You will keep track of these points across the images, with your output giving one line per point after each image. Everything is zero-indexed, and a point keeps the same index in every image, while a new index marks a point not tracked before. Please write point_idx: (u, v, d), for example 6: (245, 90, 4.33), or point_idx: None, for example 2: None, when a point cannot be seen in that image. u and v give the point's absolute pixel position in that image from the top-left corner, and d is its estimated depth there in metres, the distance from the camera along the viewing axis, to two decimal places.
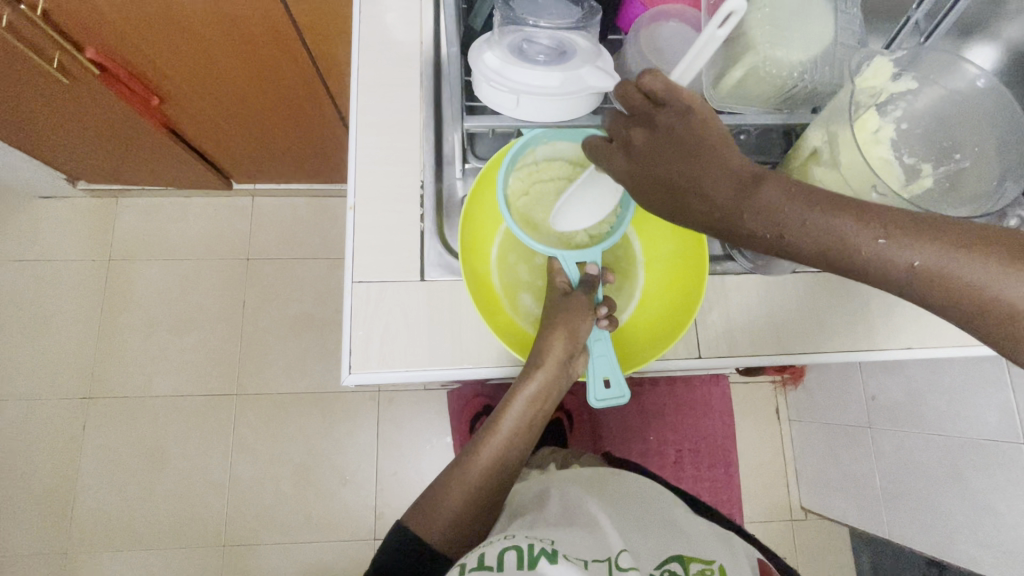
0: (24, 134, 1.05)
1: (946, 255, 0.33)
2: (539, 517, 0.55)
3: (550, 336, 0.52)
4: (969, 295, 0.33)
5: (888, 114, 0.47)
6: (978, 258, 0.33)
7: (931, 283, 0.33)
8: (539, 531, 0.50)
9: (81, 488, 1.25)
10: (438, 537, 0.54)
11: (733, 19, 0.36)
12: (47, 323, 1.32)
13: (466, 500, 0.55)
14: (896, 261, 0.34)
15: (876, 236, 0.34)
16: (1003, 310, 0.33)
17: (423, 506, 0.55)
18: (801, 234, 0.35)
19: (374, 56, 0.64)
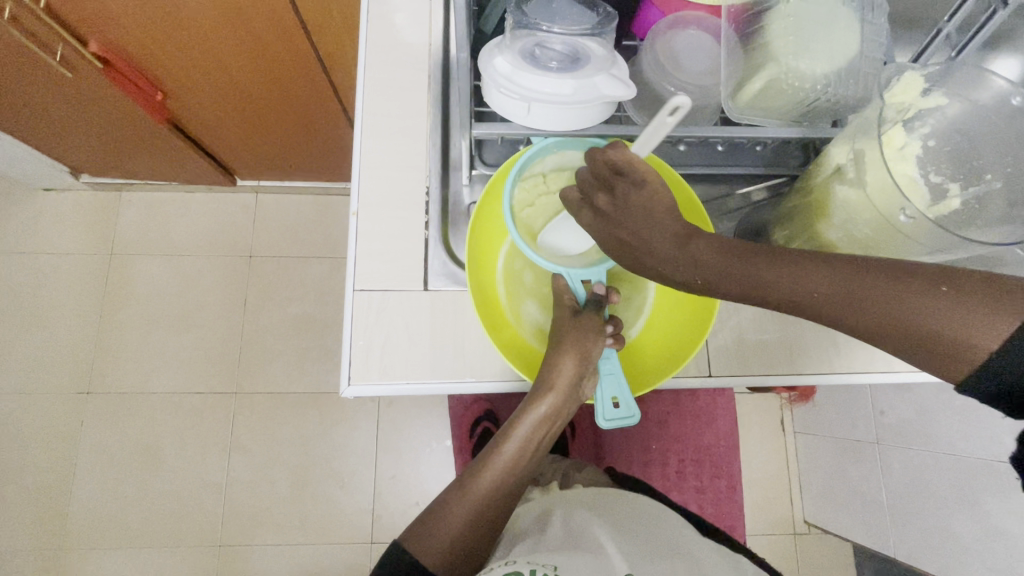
0: (27, 127, 1.04)
1: (854, 280, 0.34)
2: (542, 541, 0.53)
3: (561, 356, 0.51)
4: (881, 318, 0.34)
5: (914, 130, 0.45)
6: (896, 287, 0.33)
7: (850, 314, 0.34)
8: (542, 557, 0.49)
9: (77, 484, 1.24)
10: (435, 558, 0.50)
11: (680, 112, 0.36)
12: (47, 316, 1.32)
13: (469, 523, 0.52)
14: (804, 292, 0.36)
15: (793, 272, 0.36)
16: (931, 338, 0.33)
17: (421, 528, 0.52)
18: (728, 281, 0.38)
19: (381, 57, 0.62)
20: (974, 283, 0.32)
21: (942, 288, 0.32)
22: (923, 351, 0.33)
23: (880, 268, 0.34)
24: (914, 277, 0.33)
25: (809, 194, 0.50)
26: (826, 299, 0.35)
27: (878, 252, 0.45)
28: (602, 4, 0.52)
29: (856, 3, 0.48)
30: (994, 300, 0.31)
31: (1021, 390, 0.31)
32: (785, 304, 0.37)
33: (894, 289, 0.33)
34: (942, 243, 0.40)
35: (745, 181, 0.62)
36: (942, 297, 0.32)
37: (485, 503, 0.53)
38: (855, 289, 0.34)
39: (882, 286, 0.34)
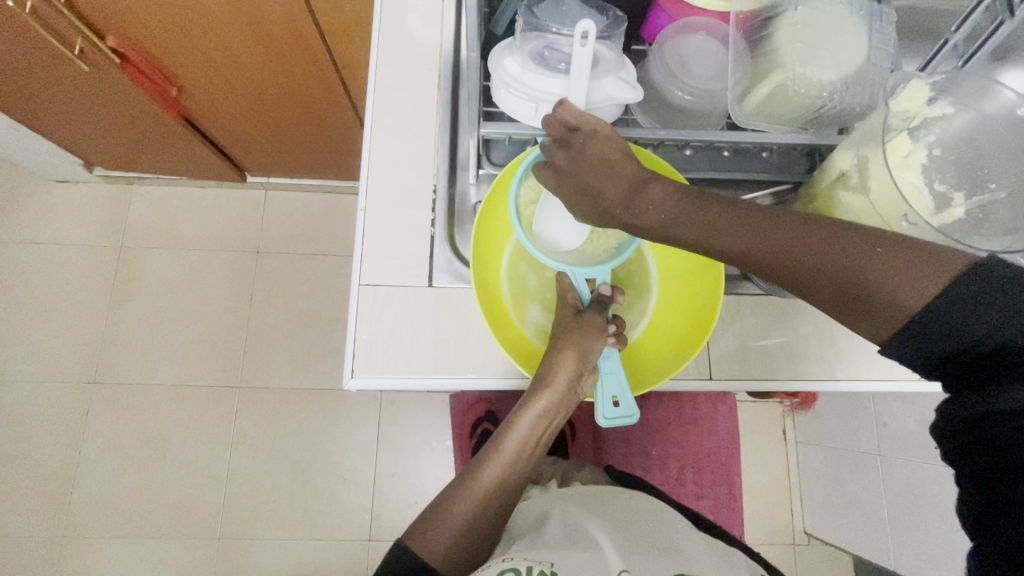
0: (44, 119, 1.05)
1: (791, 233, 0.39)
2: (540, 537, 0.54)
3: (561, 352, 0.51)
4: (823, 272, 0.38)
5: (920, 139, 0.45)
6: (830, 242, 0.38)
7: (783, 261, 0.39)
8: (539, 554, 0.49)
9: (81, 472, 1.26)
10: (438, 556, 0.50)
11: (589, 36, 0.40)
12: (57, 306, 1.33)
13: (470, 521, 0.52)
14: (761, 244, 0.39)
15: (737, 222, 0.40)
16: (849, 285, 0.37)
17: (422, 526, 0.52)
18: (679, 226, 0.42)
19: (392, 57, 0.63)
20: (905, 246, 0.37)
21: (875, 247, 0.37)
22: (860, 305, 0.38)
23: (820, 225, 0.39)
24: (845, 235, 0.38)
25: (813, 201, 0.50)
26: (783, 254, 0.39)
27: None
28: (611, 7, 0.52)
29: (864, 12, 0.49)
30: (916, 259, 0.36)
31: (925, 337, 0.36)
32: (747, 260, 0.40)
33: (842, 247, 0.38)
34: None
35: (755, 185, 0.61)
36: (883, 254, 0.37)
37: (486, 501, 0.53)
38: (810, 245, 0.38)
39: (833, 245, 0.38)
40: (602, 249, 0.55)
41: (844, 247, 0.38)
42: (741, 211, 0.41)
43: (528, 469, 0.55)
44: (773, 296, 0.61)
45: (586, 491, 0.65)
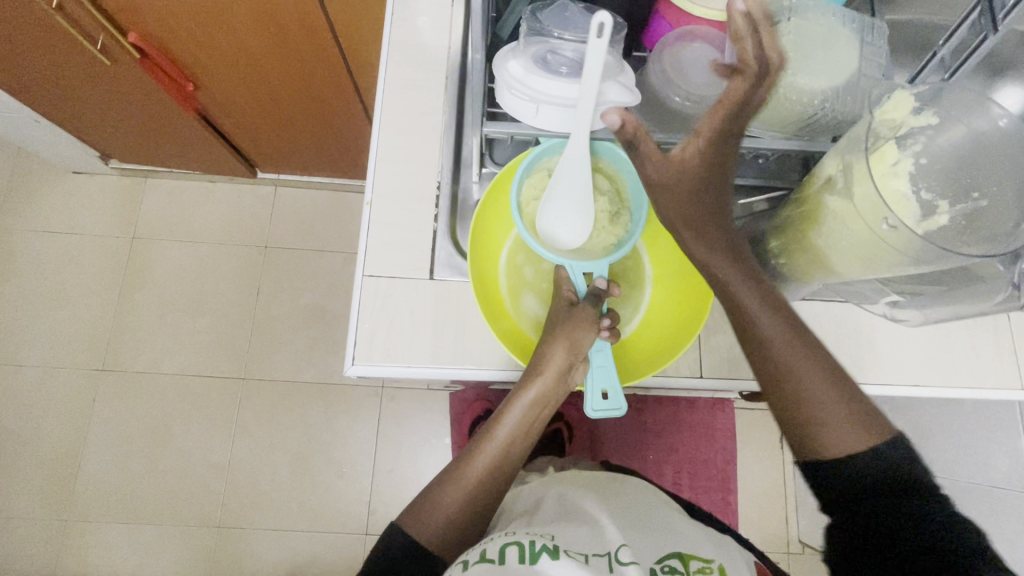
0: (66, 111, 1.09)
1: (804, 364, 0.47)
2: (535, 515, 0.56)
3: (551, 344, 0.53)
4: (801, 401, 0.47)
5: (908, 147, 0.46)
6: (823, 385, 0.46)
7: (784, 377, 0.47)
8: (538, 527, 0.51)
9: (86, 457, 1.28)
10: (430, 539, 0.51)
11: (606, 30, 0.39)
12: (69, 293, 1.36)
13: (463, 506, 0.53)
14: (780, 361, 0.47)
15: (780, 333, 0.47)
16: (810, 422, 0.46)
17: (416, 509, 0.53)
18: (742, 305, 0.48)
19: (402, 57, 0.65)
20: (866, 416, 0.46)
21: (844, 401, 0.46)
22: (798, 427, 0.47)
23: (827, 369, 0.47)
24: (840, 386, 0.46)
25: (802, 204, 0.52)
26: (776, 371, 0.47)
27: (866, 262, 0.46)
28: (614, 14, 0.55)
29: (856, 25, 0.51)
30: (864, 430, 0.46)
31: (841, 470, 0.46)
32: (759, 355, 0.48)
33: (819, 383, 0.47)
34: (925, 255, 0.42)
35: (748, 191, 0.64)
36: (844, 406, 0.46)
37: (477, 486, 0.54)
38: (804, 377, 0.47)
39: (825, 386, 0.46)
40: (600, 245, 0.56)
41: (826, 389, 0.46)
42: (791, 325, 0.48)
43: (520, 458, 0.57)
44: None
45: (582, 476, 0.66)
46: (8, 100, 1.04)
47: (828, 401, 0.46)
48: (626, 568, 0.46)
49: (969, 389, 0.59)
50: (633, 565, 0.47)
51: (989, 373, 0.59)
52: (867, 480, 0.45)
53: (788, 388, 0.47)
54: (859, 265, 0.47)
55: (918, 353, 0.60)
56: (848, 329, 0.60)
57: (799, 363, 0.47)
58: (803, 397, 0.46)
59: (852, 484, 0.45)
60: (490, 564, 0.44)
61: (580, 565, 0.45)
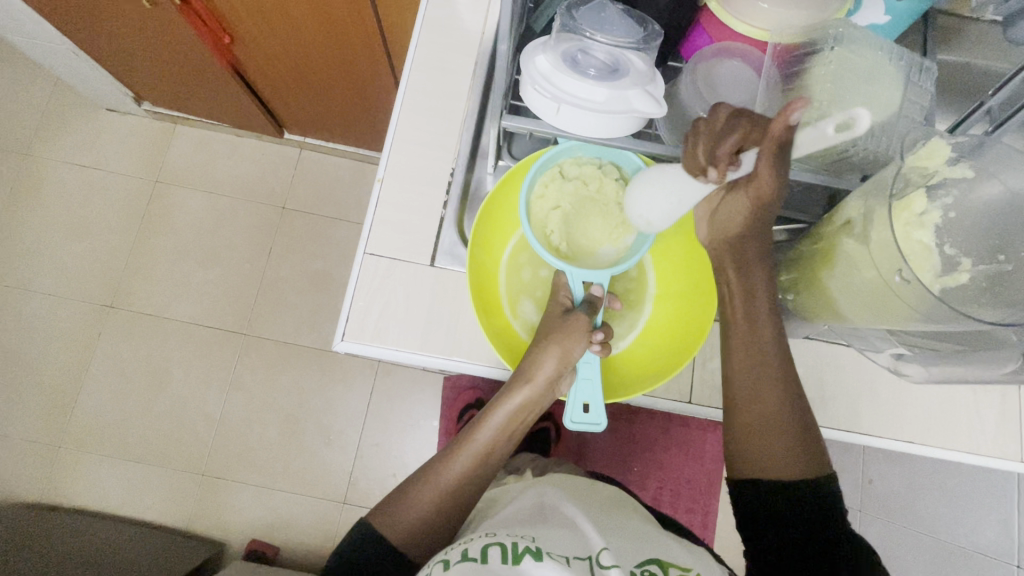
0: (104, 47, 1.09)
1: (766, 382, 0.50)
2: (511, 514, 0.55)
3: (542, 352, 0.52)
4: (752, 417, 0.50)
5: (936, 199, 0.44)
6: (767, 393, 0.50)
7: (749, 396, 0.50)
8: (519, 527, 0.51)
9: (85, 390, 1.31)
10: (400, 539, 0.50)
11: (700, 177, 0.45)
12: (88, 228, 1.39)
13: (435, 507, 0.52)
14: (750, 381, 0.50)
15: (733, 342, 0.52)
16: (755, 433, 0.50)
17: (390, 506, 0.52)
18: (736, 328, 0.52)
19: (435, 36, 0.64)
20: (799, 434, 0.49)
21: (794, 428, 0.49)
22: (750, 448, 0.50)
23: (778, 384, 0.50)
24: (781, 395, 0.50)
25: (818, 241, 0.50)
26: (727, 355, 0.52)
27: (875, 311, 0.44)
28: (651, 21, 0.51)
29: (904, 63, 0.49)
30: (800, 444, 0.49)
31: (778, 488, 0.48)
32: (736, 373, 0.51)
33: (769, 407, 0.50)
34: (937, 315, 0.40)
35: (767, 220, 0.62)
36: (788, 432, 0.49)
37: (452, 492, 0.53)
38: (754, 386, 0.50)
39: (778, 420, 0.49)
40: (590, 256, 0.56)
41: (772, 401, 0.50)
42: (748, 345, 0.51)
43: (498, 463, 0.55)
44: None
45: (561, 481, 0.65)
46: (51, 30, 1.05)
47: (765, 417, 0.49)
48: (608, 570, 0.46)
49: (966, 455, 0.57)
50: (615, 567, 0.46)
51: (991, 442, 0.57)
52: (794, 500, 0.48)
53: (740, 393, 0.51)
54: (869, 313, 0.45)
55: (919, 410, 0.58)
56: (852, 375, 0.59)
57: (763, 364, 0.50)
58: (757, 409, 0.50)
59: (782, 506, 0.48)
60: (473, 562, 0.43)
61: (563, 566, 0.44)
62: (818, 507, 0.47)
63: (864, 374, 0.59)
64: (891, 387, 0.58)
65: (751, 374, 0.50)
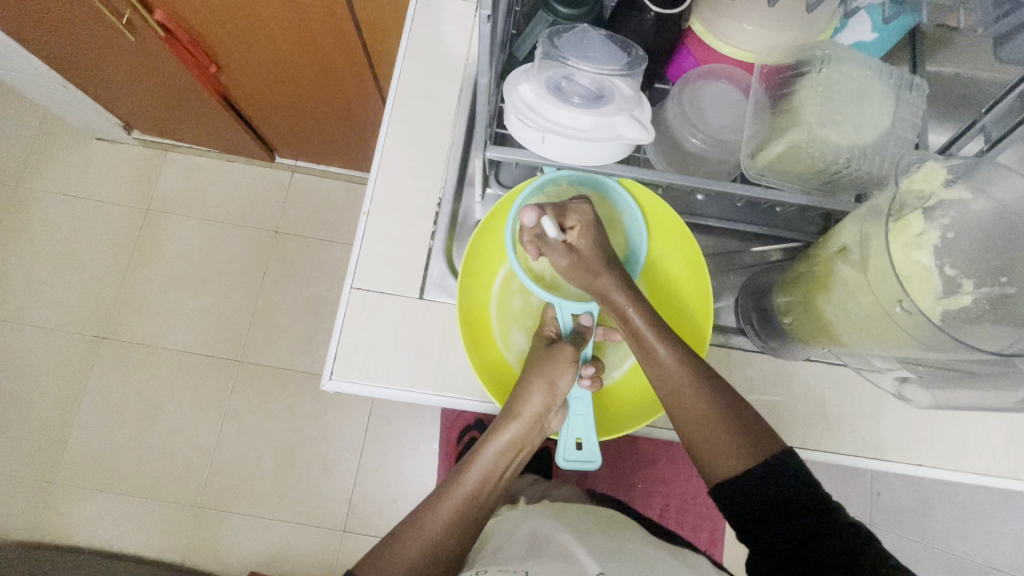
0: (91, 78, 1.09)
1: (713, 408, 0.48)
2: (505, 550, 0.54)
3: (527, 387, 0.51)
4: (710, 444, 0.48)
5: (934, 220, 0.43)
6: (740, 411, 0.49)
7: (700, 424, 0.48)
8: (512, 564, 0.49)
9: (77, 423, 1.29)
10: None
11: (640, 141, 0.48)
12: (79, 258, 1.38)
13: (424, 553, 0.49)
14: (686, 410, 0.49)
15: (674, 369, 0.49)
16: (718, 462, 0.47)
17: (377, 554, 0.49)
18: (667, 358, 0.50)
19: (419, 64, 0.63)
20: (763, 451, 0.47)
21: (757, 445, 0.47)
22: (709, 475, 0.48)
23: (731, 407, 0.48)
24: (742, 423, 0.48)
25: (814, 266, 0.49)
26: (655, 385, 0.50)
27: (876, 339, 0.43)
28: (635, 46, 0.50)
29: (893, 80, 0.48)
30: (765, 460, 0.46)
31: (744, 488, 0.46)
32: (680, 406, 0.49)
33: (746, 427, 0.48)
34: (939, 345, 0.38)
35: (763, 240, 0.61)
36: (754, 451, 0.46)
37: (443, 537, 0.50)
38: (704, 405, 0.48)
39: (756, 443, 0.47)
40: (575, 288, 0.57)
41: (720, 417, 0.48)
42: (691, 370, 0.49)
43: (491, 499, 0.54)
44: (767, 356, 0.58)
45: (560, 511, 0.63)
46: (37, 64, 1.05)
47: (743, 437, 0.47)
48: None
49: (977, 475, 0.55)
50: None
51: (1001, 461, 0.56)
52: (765, 494, 0.45)
53: (686, 413, 0.48)
54: (869, 341, 0.44)
55: (925, 431, 0.56)
56: (854, 396, 0.57)
57: (701, 387, 0.49)
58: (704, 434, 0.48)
59: (756, 503, 0.46)
60: None
61: None
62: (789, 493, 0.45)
63: (868, 396, 0.57)
64: (895, 407, 0.57)
65: (691, 393, 0.48)
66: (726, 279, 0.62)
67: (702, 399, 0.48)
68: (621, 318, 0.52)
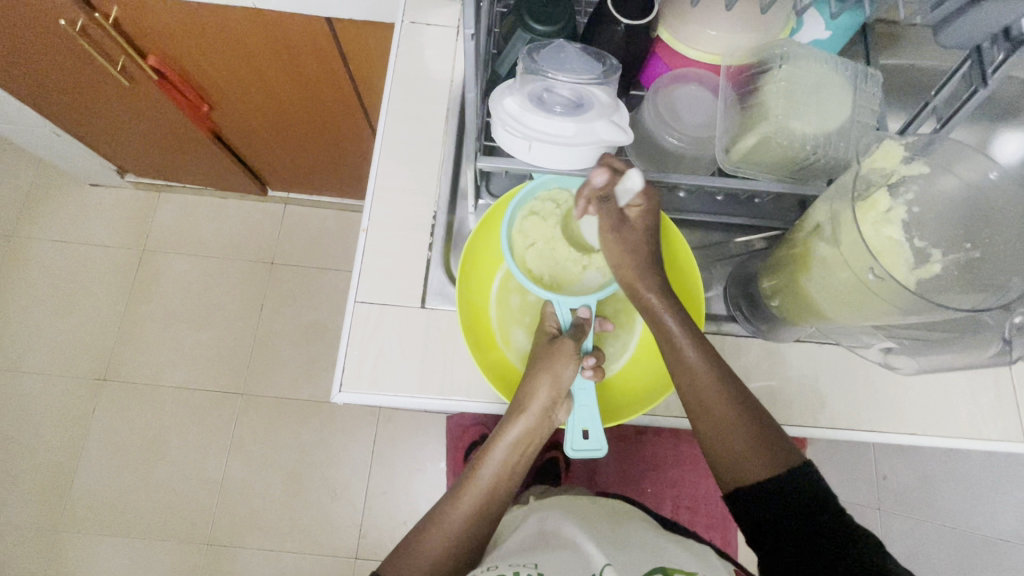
0: (84, 125, 1.12)
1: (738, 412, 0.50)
2: (518, 545, 0.55)
3: (533, 382, 0.53)
4: (730, 444, 0.49)
5: (899, 195, 0.46)
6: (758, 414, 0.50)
7: (725, 425, 0.50)
8: (522, 557, 0.50)
9: (80, 468, 1.28)
10: None
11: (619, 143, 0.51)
12: (77, 303, 1.39)
13: (442, 551, 0.51)
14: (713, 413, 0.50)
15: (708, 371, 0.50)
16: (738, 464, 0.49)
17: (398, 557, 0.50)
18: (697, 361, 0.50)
19: (406, 88, 0.67)
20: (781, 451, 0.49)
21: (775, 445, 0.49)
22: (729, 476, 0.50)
23: (753, 409, 0.50)
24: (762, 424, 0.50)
25: (794, 247, 0.52)
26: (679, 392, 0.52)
27: (858, 310, 0.46)
28: (608, 56, 0.54)
29: (849, 73, 0.52)
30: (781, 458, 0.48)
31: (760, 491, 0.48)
32: (706, 409, 0.50)
33: (764, 430, 0.50)
34: (913, 308, 0.41)
35: (745, 230, 0.64)
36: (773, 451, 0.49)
37: (461, 534, 0.52)
38: (727, 410, 0.50)
39: (772, 445, 0.49)
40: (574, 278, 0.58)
41: (741, 423, 0.49)
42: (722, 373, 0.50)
43: (502, 496, 0.55)
44: (758, 339, 0.61)
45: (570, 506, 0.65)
46: (32, 115, 1.08)
47: (762, 438, 0.49)
48: None
49: (968, 440, 0.58)
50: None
51: (989, 425, 0.58)
52: (780, 496, 0.47)
53: (711, 418, 0.50)
54: (851, 312, 0.46)
55: (916, 401, 0.59)
56: (843, 372, 0.59)
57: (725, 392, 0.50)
58: (724, 437, 0.50)
59: (771, 505, 0.47)
60: None
61: None
62: (799, 492, 0.47)
63: (857, 371, 0.59)
64: (882, 379, 0.59)
65: (717, 398, 0.50)
66: (712, 270, 0.64)
67: (725, 404, 0.50)
68: (653, 313, 0.53)
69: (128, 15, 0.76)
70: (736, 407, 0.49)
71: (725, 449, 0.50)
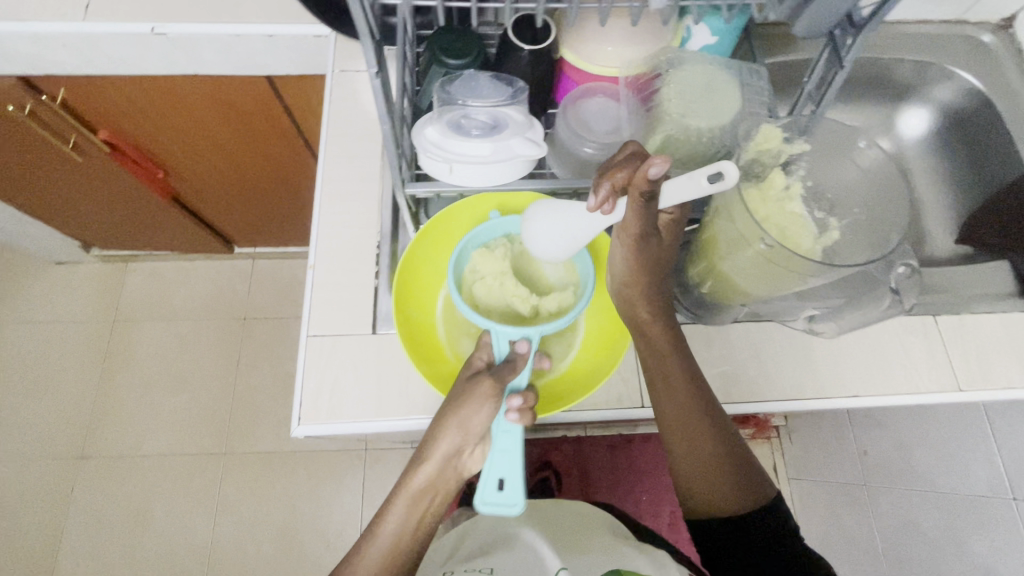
0: (45, 205, 1.14)
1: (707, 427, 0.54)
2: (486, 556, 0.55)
3: (440, 429, 0.52)
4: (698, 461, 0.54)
5: (792, 174, 0.52)
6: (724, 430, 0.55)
7: (693, 436, 0.54)
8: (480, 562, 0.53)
9: (63, 552, 1.25)
10: None
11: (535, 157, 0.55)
12: (49, 383, 1.37)
13: None
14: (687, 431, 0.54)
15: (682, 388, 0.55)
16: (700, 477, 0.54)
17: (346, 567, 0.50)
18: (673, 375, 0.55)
19: (344, 131, 0.71)
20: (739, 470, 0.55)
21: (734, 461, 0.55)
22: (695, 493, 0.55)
23: (721, 425, 0.55)
24: (728, 440, 0.55)
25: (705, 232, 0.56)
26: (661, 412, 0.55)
27: (770, 281, 0.50)
28: (517, 79, 0.58)
29: (735, 70, 0.58)
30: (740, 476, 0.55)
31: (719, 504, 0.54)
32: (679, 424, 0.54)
33: (728, 448, 0.55)
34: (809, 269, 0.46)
35: None
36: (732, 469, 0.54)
37: None
38: (699, 427, 0.54)
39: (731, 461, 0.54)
40: (527, 313, 0.56)
41: (709, 438, 0.54)
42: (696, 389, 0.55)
43: None
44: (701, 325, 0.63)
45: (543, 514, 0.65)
46: None
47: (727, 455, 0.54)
48: None
49: (907, 396, 0.61)
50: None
51: (925, 379, 0.61)
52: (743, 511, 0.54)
53: (682, 433, 0.54)
54: (762, 282, 0.51)
55: (854, 366, 0.61)
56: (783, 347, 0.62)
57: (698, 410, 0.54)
58: (694, 456, 0.54)
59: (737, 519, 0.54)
60: None
61: None
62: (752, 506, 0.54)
63: (795, 344, 0.62)
64: (820, 349, 0.62)
65: (693, 417, 0.54)
66: None
67: (696, 418, 0.54)
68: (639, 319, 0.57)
69: (75, 94, 0.81)
70: (711, 425, 0.54)
71: (696, 466, 0.54)
